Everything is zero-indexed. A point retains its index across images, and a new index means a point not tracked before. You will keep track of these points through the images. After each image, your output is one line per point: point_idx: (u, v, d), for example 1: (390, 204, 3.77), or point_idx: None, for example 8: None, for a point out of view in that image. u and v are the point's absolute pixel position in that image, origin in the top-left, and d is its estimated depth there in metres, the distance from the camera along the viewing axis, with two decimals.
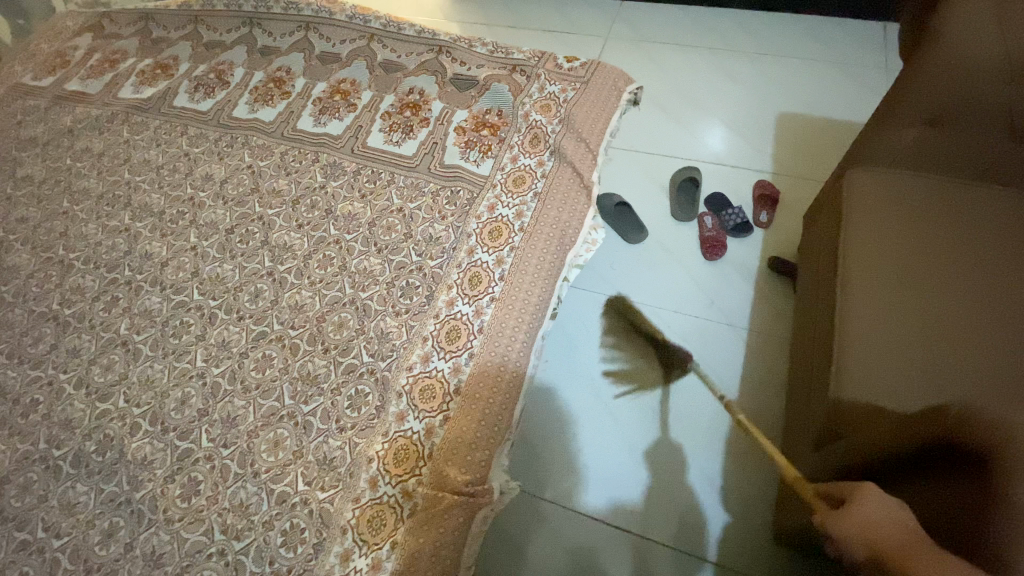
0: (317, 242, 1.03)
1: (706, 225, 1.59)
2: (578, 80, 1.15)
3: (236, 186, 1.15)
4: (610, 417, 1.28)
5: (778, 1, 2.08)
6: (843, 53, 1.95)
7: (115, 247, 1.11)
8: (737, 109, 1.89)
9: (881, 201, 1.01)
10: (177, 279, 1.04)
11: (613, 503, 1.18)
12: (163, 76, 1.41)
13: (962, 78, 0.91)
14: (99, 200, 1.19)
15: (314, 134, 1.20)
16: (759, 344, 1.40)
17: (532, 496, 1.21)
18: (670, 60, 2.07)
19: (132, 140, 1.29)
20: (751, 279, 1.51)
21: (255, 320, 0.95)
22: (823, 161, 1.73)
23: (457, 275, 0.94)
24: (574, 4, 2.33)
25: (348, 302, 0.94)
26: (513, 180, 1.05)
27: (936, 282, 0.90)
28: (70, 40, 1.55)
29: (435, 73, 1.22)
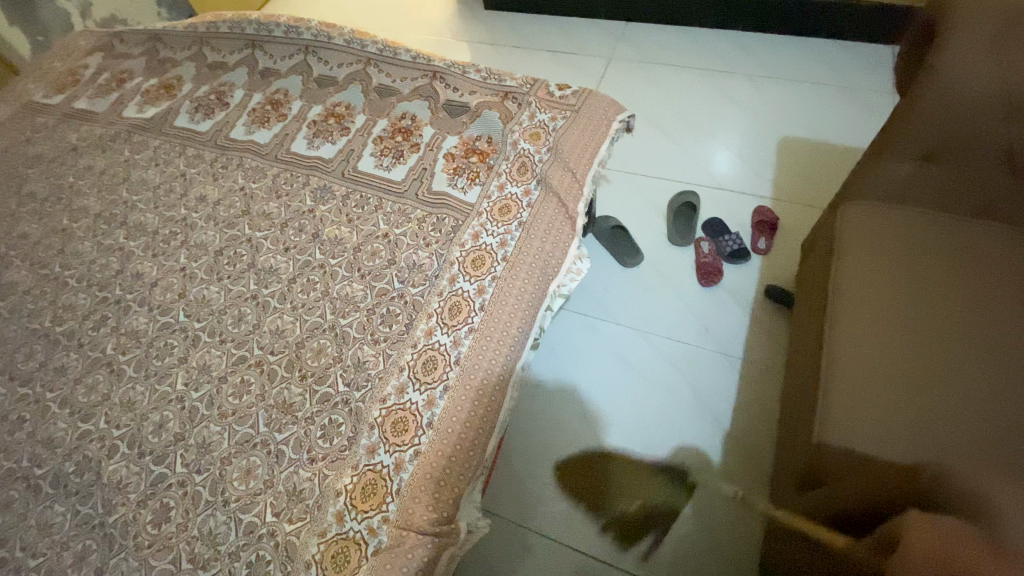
0: (303, 266, 1.04)
1: (703, 251, 1.57)
2: (568, 109, 1.15)
3: (228, 209, 1.16)
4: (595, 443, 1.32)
5: (783, 24, 2.07)
6: (847, 76, 1.94)
7: (109, 265, 1.13)
8: (738, 134, 1.88)
9: (874, 237, 0.99)
10: (165, 299, 1.05)
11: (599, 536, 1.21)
12: (167, 96, 1.44)
13: (959, 115, 0.89)
14: (97, 218, 1.21)
15: (307, 157, 1.22)
16: (752, 375, 1.37)
17: (520, 526, 1.24)
18: (672, 82, 2.06)
19: (133, 159, 1.32)
20: (747, 307, 1.49)
21: (237, 344, 0.96)
22: (825, 187, 1.70)
23: (438, 303, 0.94)
24: (579, 25, 2.34)
25: (327, 329, 0.94)
26: (499, 208, 1.04)
27: (927, 324, 0.88)
28: (81, 58, 1.59)
29: (428, 99, 1.23)
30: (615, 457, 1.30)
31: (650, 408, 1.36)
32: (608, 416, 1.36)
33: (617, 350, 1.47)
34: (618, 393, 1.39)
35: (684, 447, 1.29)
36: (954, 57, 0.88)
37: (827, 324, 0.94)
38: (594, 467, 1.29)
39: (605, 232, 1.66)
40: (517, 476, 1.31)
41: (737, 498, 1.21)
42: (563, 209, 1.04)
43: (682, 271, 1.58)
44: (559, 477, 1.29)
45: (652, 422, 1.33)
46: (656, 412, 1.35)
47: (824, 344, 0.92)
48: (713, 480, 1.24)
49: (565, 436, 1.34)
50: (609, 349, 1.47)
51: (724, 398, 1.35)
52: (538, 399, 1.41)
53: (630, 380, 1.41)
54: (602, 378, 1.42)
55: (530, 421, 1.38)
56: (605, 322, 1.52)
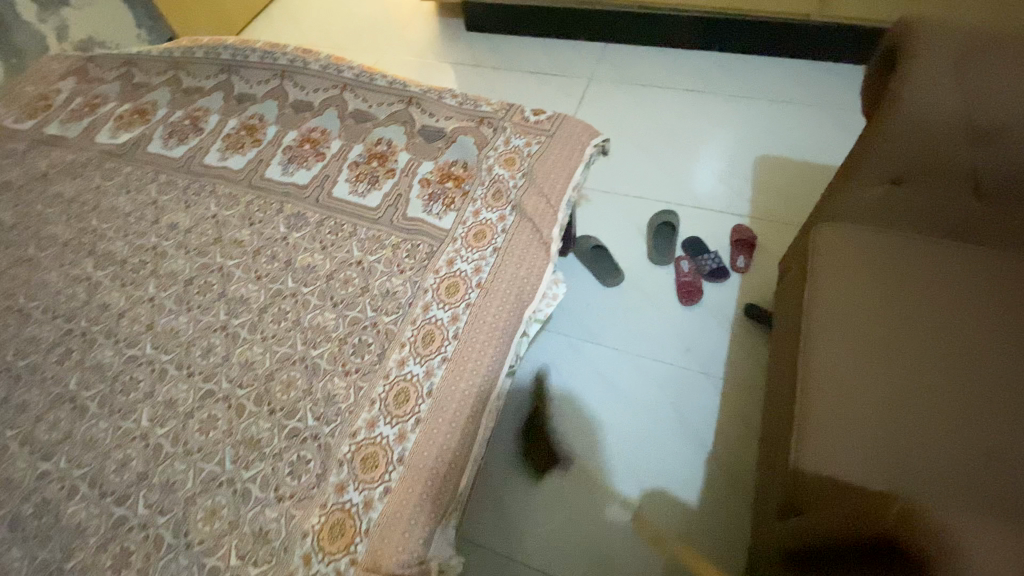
0: (274, 295, 1.02)
1: (683, 270, 1.58)
2: (543, 133, 1.15)
3: (199, 236, 1.14)
4: (579, 466, 1.31)
5: (758, 44, 2.11)
6: (821, 95, 1.98)
7: (76, 296, 1.10)
8: (716, 153, 1.90)
9: (848, 258, 1.00)
10: (132, 331, 1.03)
11: (585, 563, 1.19)
12: (140, 121, 1.42)
13: (924, 140, 0.91)
14: (64, 247, 1.19)
15: (281, 183, 1.20)
16: (734, 396, 1.37)
17: (504, 555, 1.21)
18: (652, 102, 2.09)
19: (104, 186, 1.30)
20: (726, 325, 1.49)
21: (204, 377, 0.94)
22: (801, 205, 1.73)
23: (411, 332, 0.92)
24: (559, 46, 2.37)
25: (297, 360, 0.93)
26: (473, 234, 1.04)
27: (899, 346, 0.88)
28: (54, 83, 1.58)
29: (404, 124, 1.23)
30: (600, 482, 1.28)
31: (633, 428, 1.35)
32: (593, 438, 1.35)
33: (601, 370, 1.46)
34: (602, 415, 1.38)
35: (668, 469, 1.29)
36: (920, 84, 0.89)
37: (802, 349, 0.94)
38: (580, 488, 1.28)
39: (586, 250, 1.65)
40: (502, 496, 1.28)
41: (722, 520, 1.20)
42: (538, 235, 1.04)
43: (662, 290, 1.58)
44: (543, 502, 1.27)
45: (636, 446, 1.32)
46: (640, 433, 1.34)
47: (801, 369, 0.92)
48: (697, 503, 1.23)
49: (551, 457, 1.32)
50: (591, 369, 1.46)
51: (704, 418, 1.35)
52: (520, 421, 1.39)
53: (613, 401, 1.40)
54: (585, 398, 1.41)
55: (516, 441, 1.36)
56: (588, 342, 1.51)
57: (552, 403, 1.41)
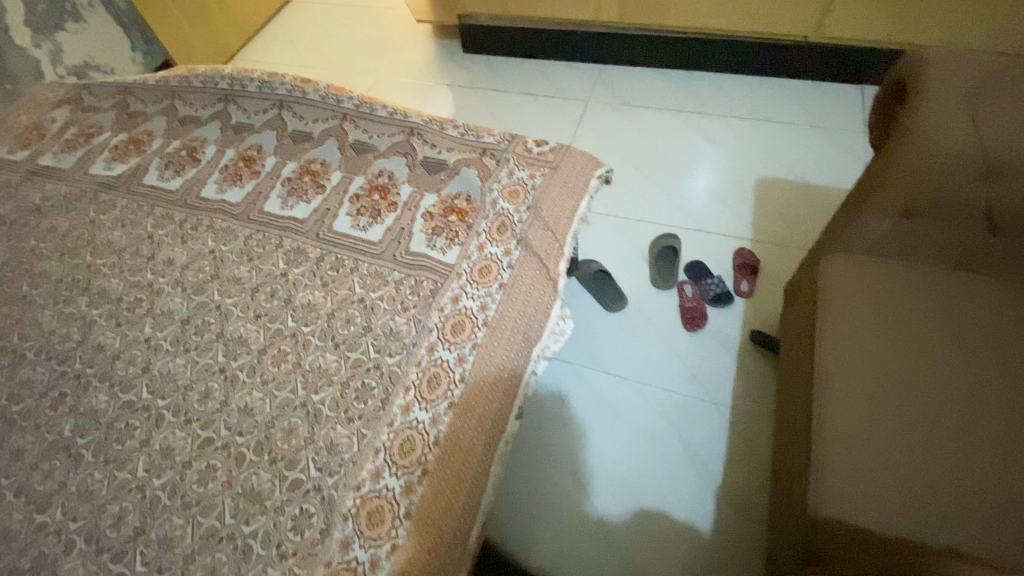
0: (274, 334, 1.00)
1: (686, 295, 1.57)
2: (546, 165, 1.14)
3: (196, 273, 1.12)
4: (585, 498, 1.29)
5: (754, 64, 2.12)
6: (819, 116, 1.99)
7: (70, 336, 1.07)
8: (717, 175, 1.89)
9: (859, 293, 0.99)
10: (127, 374, 1.00)
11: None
12: (136, 151, 1.40)
13: (938, 175, 0.89)
14: (58, 284, 1.16)
15: (280, 217, 1.18)
16: (742, 426, 1.35)
17: None
18: (650, 124, 2.09)
19: (99, 219, 1.27)
20: (732, 353, 1.47)
21: (203, 424, 0.91)
22: (804, 227, 1.72)
23: (416, 375, 0.90)
24: (557, 67, 2.38)
25: (299, 406, 0.90)
26: (478, 270, 1.01)
27: (914, 385, 0.88)
28: (49, 111, 1.55)
29: (405, 155, 1.22)
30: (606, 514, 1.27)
31: (639, 457, 1.34)
32: (599, 472, 1.32)
33: (606, 401, 1.43)
34: (607, 446, 1.36)
35: (676, 498, 1.27)
36: (932, 120, 0.88)
37: (815, 385, 0.94)
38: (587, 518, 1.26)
39: (589, 274, 1.63)
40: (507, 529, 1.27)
41: (733, 551, 1.19)
42: (544, 270, 1.01)
43: (666, 316, 1.56)
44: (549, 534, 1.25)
45: (642, 476, 1.31)
46: (647, 466, 1.32)
47: (815, 407, 0.91)
48: (708, 536, 1.21)
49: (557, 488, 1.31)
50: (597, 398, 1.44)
51: (712, 450, 1.32)
52: (525, 453, 1.37)
53: (618, 430, 1.38)
54: (590, 428, 1.39)
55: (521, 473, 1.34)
56: (592, 370, 1.49)
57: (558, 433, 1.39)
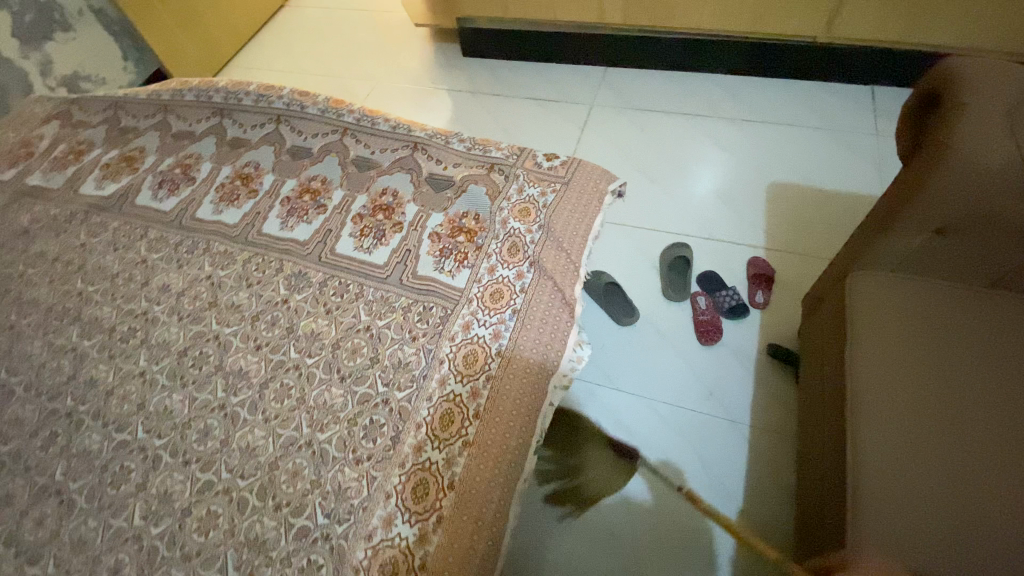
0: (276, 367, 0.95)
1: (700, 307, 1.52)
2: (558, 181, 1.09)
3: (192, 300, 1.06)
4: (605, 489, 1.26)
5: (762, 65, 2.06)
6: (830, 118, 1.94)
7: (62, 370, 1.03)
8: (727, 181, 1.84)
9: (888, 312, 0.95)
10: (122, 412, 0.95)
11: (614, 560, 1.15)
12: (128, 169, 1.35)
13: (974, 191, 0.84)
14: (47, 313, 1.11)
15: (279, 238, 1.12)
16: (762, 445, 1.30)
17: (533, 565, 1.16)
18: (656, 128, 2.04)
19: (89, 243, 1.21)
20: (749, 368, 1.42)
21: (203, 466, 0.87)
22: (819, 235, 1.66)
23: (428, 411, 0.84)
24: (559, 70, 2.33)
25: (304, 446, 0.85)
26: (489, 294, 0.96)
27: (951, 410, 0.84)
28: (37, 127, 1.50)
29: (409, 171, 1.16)
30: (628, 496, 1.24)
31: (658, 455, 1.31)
32: None
33: (620, 418, 1.38)
34: None
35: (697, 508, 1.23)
36: (970, 132, 0.82)
37: (847, 409, 0.89)
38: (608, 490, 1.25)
39: (599, 286, 1.58)
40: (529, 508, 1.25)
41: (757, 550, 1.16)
42: (560, 294, 0.96)
43: (680, 330, 1.51)
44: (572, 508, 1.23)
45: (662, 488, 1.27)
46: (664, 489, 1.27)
47: (848, 433, 0.87)
48: None
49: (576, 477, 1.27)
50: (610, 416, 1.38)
51: (732, 473, 1.27)
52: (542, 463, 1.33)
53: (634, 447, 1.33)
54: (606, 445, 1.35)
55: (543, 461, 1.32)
56: (605, 387, 1.44)
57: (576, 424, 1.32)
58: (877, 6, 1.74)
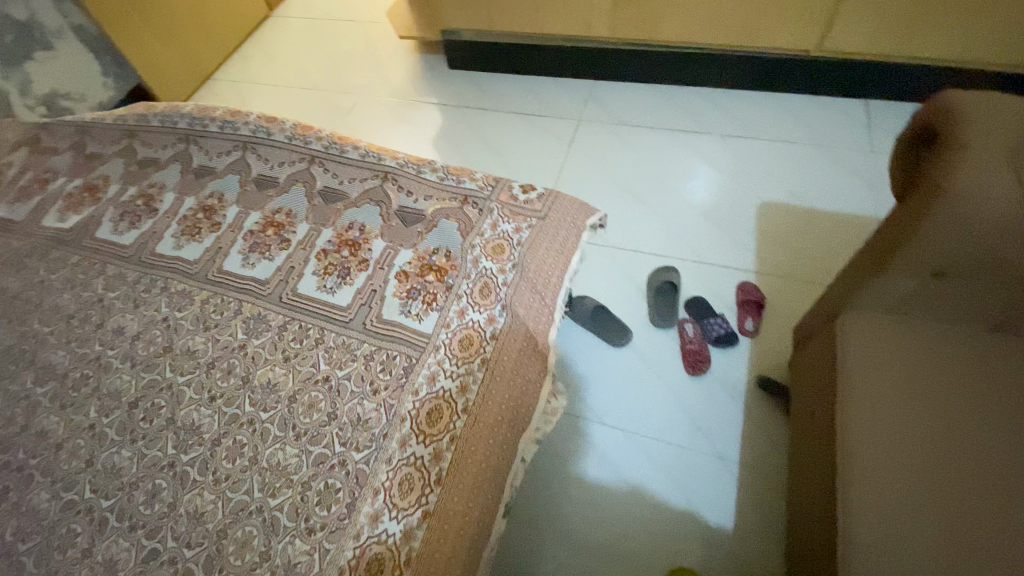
0: (229, 422, 0.88)
1: (687, 335, 1.45)
2: (534, 216, 1.03)
3: (148, 345, 1.00)
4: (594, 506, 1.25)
5: (754, 79, 2.01)
6: (823, 133, 1.88)
7: (10, 421, 0.95)
8: (718, 200, 1.78)
9: (882, 357, 0.89)
10: (69, 469, 0.88)
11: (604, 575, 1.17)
12: (91, 199, 1.28)
13: (975, 234, 0.77)
14: (2, 358, 1.04)
15: (241, 277, 1.07)
16: (752, 485, 1.24)
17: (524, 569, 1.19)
18: (645, 143, 1.99)
19: (48, 279, 1.15)
20: (739, 404, 1.35)
21: (148, 533, 0.80)
22: (813, 259, 1.60)
23: (387, 475, 0.78)
24: (546, 84, 2.28)
25: (254, 511, 0.79)
26: (458, 341, 0.89)
27: (950, 467, 0.77)
28: (4, 154, 1.44)
29: (379, 203, 1.10)
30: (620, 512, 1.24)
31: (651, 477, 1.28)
32: (602, 512, 1.24)
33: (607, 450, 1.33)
34: (611, 491, 1.27)
35: (686, 539, 1.19)
36: (972, 172, 0.75)
37: (840, 456, 0.83)
38: (602, 502, 1.26)
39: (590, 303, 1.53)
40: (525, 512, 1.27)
41: None
42: (533, 342, 0.91)
43: (667, 359, 1.45)
44: (565, 517, 1.25)
45: (650, 515, 1.23)
46: (652, 520, 1.22)
47: (842, 481, 0.81)
48: None
49: (570, 488, 1.28)
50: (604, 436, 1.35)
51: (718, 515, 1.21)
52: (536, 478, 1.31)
53: (622, 477, 1.29)
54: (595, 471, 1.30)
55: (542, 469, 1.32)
56: (592, 416, 1.38)
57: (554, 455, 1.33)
58: (870, 18, 1.69)
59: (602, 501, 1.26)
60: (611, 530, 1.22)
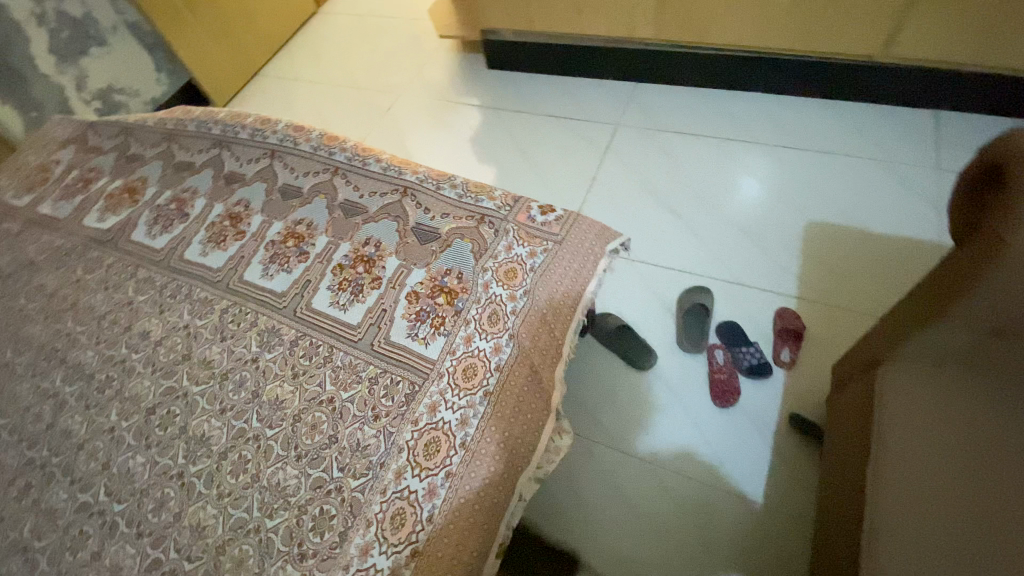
0: (236, 436, 0.90)
1: (717, 361, 1.39)
2: (551, 239, 0.99)
3: (168, 352, 1.04)
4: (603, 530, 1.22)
5: (809, 86, 1.87)
6: (883, 146, 1.73)
7: (40, 417, 1.01)
8: (759, 217, 1.68)
9: (925, 418, 0.81)
10: (88, 470, 0.92)
11: None
12: (129, 201, 1.33)
13: None
14: (38, 353, 1.10)
15: (259, 288, 1.08)
16: (775, 527, 1.17)
17: None
18: (686, 151, 1.90)
19: (85, 279, 1.21)
20: (767, 439, 1.28)
21: (154, 541, 0.83)
22: (862, 287, 1.48)
23: (380, 507, 0.77)
24: (585, 85, 2.20)
25: (252, 531, 0.80)
26: (461, 370, 0.87)
27: (1000, 550, 0.68)
28: (54, 152, 1.51)
29: (396, 219, 1.09)
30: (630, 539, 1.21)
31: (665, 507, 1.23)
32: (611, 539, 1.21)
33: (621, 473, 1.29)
34: (620, 516, 1.24)
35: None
36: None
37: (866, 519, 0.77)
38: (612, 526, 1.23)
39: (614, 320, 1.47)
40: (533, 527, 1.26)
41: None
42: (536, 380, 0.87)
43: (693, 386, 1.38)
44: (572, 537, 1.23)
45: (660, 546, 1.19)
46: (663, 552, 1.18)
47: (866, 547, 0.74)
48: None
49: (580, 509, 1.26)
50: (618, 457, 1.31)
51: (734, 557, 1.15)
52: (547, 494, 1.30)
53: (634, 504, 1.25)
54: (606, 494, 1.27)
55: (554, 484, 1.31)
56: (607, 436, 1.35)
57: (564, 477, 1.31)
58: (944, 24, 1.54)
59: (612, 526, 1.23)
60: (618, 557, 1.19)
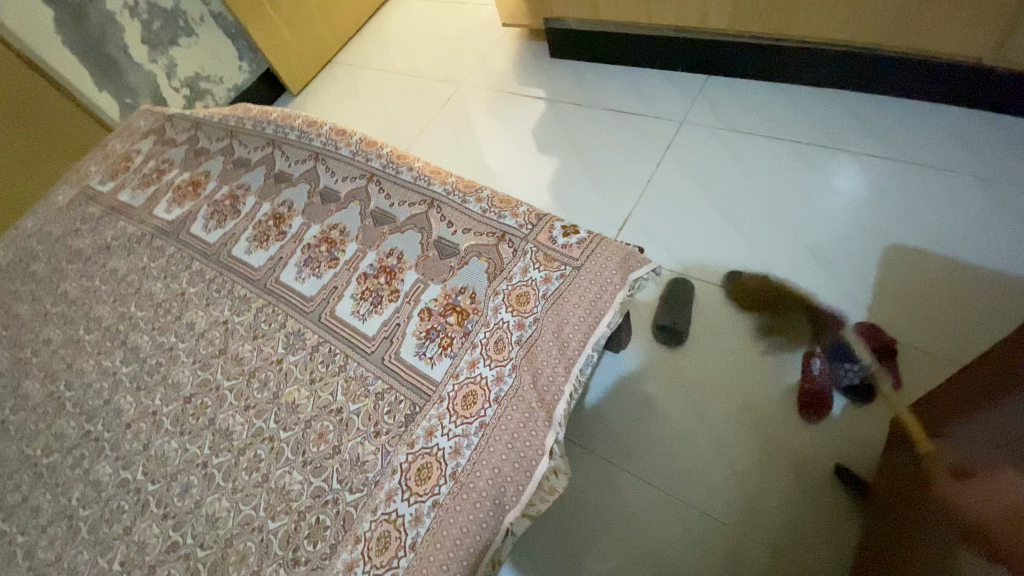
0: (254, 435, 0.96)
1: (812, 370, 1.26)
2: (569, 264, 0.94)
3: (208, 345, 1.12)
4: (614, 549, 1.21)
5: (909, 86, 1.63)
6: (993, 160, 1.48)
7: (99, 393, 1.13)
8: (828, 236, 1.51)
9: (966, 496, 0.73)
10: (131, 449, 1.02)
11: None
12: (192, 194, 1.43)
13: None
14: (104, 333, 1.23)
15: (291, 290, 1.13)
16: None
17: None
18: (754, 155, 1.74)
19: (148, 266, 1.32)
20: (804, 488, 1.17)
21: (176, 524, 0.91)
22: (944, 328, 1.30)
23: (368, 526, 0.80)
24: (652, 79, 2.07)
25: (256, 529, 0.85)
26: (461, 398, 0.87)
27: None
28: (136, 142, 1.66)
29: (420, 230, 1.09)
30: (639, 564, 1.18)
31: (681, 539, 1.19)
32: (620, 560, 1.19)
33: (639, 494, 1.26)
34: (633, 539, 1.21)
35: None
36: None
37: None
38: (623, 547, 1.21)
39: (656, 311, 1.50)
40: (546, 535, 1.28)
41: None
42: (534, 416, 0.85)
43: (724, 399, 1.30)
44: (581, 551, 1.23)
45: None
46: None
47: None
48: None
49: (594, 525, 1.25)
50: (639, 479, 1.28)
51: None
52: (563, 504, 1.31)
53: (649, 529, 1.21)
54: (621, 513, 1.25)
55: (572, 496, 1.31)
56: (630, 455, 1.32)
57: (581, 498, 1.30)
58: None
59: (622, 548, 1.21)
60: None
